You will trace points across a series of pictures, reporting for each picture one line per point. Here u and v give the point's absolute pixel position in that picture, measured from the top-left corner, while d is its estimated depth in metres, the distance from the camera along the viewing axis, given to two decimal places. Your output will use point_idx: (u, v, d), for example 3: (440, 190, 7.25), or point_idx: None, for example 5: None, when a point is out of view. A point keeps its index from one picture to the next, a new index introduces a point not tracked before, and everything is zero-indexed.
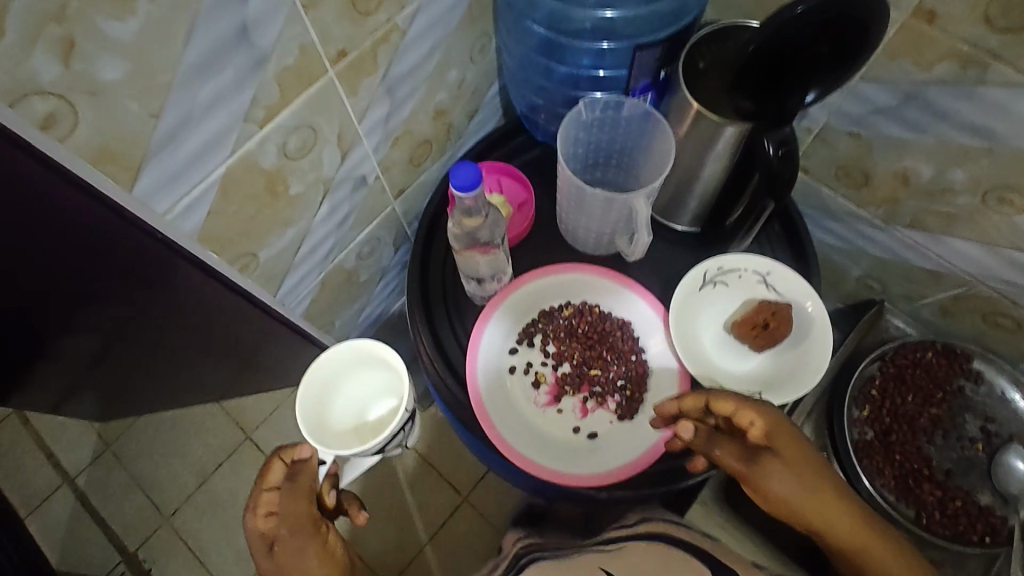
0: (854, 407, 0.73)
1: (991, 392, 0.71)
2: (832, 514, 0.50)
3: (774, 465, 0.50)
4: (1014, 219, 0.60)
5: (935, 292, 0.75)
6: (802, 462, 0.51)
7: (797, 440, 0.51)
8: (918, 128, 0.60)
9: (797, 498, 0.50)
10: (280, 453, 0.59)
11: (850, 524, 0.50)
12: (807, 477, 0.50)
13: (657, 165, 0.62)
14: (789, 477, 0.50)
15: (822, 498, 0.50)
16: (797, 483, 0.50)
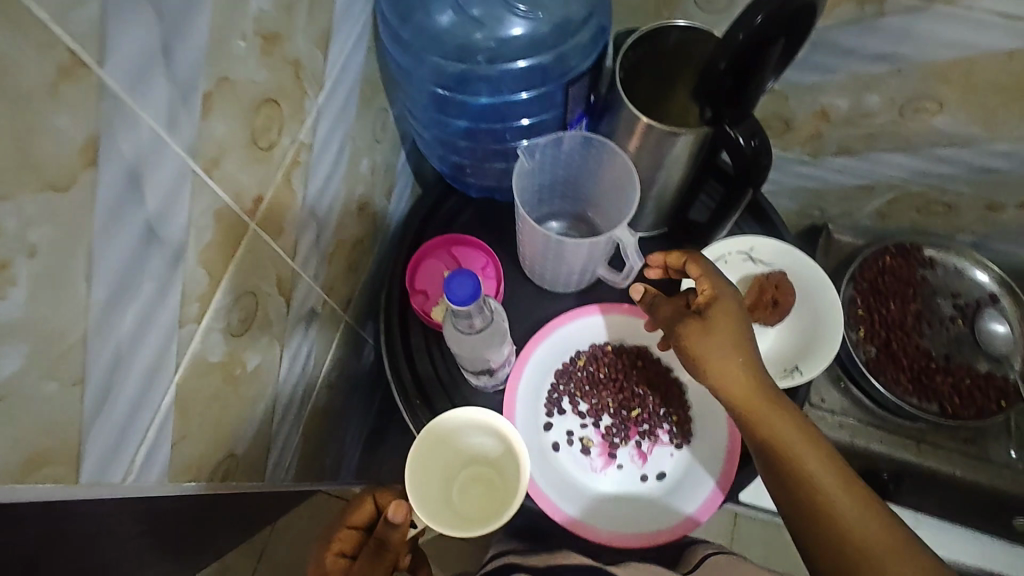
0: (851, 331, 0.77)
1: (949, 271, 0.78)
2: (766, 406, 0.44)
3: (703, 327, 0.47)
4: (931, 122, 0.64)
5: (871, 202, 0.79)
6: (735, 335, 0.46)
7: (737, 323, 0.46)
8: (828, 68, 0.61)
9: (717, 367, 0.45)
10: (374, 495, 0.50)
11: (789, 432, 0.43)
12: (740, 354, 0.45)
13: (615, 189, 0.60)
14: (707, 335, 0.46)
15: (753, 374, 0.45)
16: (718, 347, 0.45)
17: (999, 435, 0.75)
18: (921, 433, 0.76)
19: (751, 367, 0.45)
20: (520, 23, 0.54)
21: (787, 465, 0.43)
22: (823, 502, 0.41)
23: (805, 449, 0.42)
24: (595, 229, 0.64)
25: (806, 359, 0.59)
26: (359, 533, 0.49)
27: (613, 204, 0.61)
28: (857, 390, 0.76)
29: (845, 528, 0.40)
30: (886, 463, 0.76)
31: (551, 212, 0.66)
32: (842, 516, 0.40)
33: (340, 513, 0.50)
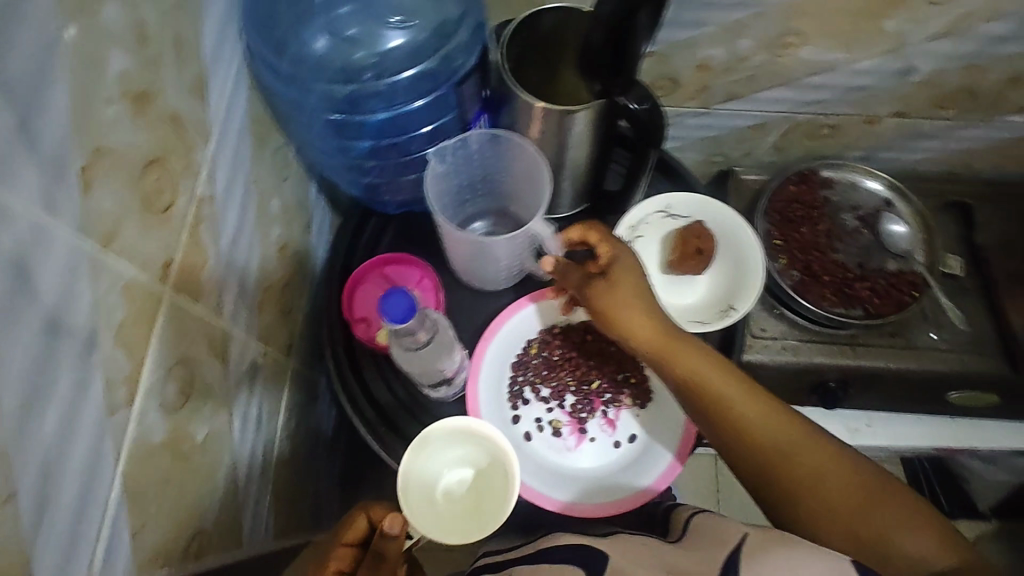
0: (774, 261, 0.82)
1: (846, 187, 0.84)
2: (678, 349, 0.50)
3: (610, 288, 0.51)
4: (799, 54, 0.69)
5: (766, 138, 0.84)
6: (639, 292, 0.52)
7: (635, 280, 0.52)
8: (699, 23, 0.65)
9: (629, 321, 0.51)
10: (367, 512, 0.49)
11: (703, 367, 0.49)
12: (646, 307, 0.51)
13: (530, 182, 0.60)
14: (616, 295, 0.51)
15: (660, 323, 0.51)
16: (628, 305, 0.51)
17: (921, 325, 0.81)
18: (856, 339, 0.81)
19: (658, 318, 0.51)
20: (397, 35, 0.55)
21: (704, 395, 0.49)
22: (740, 419, 0.48)
23: (718, 377, 0.49)
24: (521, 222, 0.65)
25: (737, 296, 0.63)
26: (357, 548, 0.48)
27: (531, 196, 0.62)
28: (791, 313, 0.81)
29: (761, 434, 0.47)
30: (832, 374, 0.82)
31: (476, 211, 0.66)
32: (759, 427, 0.47)
33: (333, 532, 0.49)
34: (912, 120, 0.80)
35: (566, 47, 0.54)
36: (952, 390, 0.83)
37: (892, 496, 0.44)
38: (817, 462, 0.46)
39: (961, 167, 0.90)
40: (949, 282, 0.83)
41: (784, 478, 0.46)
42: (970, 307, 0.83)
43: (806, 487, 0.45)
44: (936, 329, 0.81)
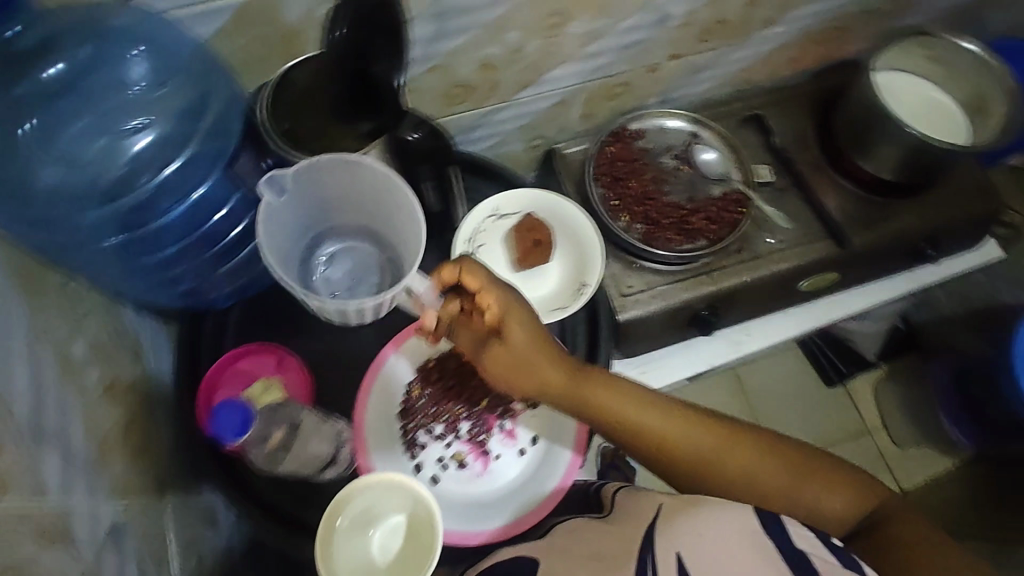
0: (618, 220, 0.86)
1: (654, 134, 0.90)
2: (582, 390, 0.53)
3: (498, 350, 0.52)
4: (567, 31, 0.72)
5: (572, 111, 0.88)
6: (530, 347, 0.52)
7: (534, 337, 0.52)
8: (464, 29, 0.66)
9: (527, 378, 0.53)
10: None
11: (612, 402, 0.53)
12: (540, 356, 0.52)
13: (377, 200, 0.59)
14: (506, 355, 0.52)
15: (561, 370, 0.53)
16: (523, 363, 0.52)
17: (756, 233, 0.89)
18: (712, 266, 0.87)
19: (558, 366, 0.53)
20: (141, 136, 0.52)
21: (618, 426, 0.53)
22: (656, 439, 0.52)
23: (642, 412, 0.53)
24: (371, 240, 0.63)
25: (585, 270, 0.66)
26: None
27: (379, 212, 0.60)
28: (649, 263, 0.86)
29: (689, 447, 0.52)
30: (701, 303, 0.87)
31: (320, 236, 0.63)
32: (677, 441, 0.52)
33: None
34: (689, 58, 0.88)
35: (321, 97, 0.55)
36: (802, 280, 0.91)
37: (813, 472, 0.52)
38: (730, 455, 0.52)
39: (744, 85, 1.00)
40: (767, 188, 0.92)
41: (705, 478, 0.52)
42: (790, 204, 0.92)
43: (724, 480, 0.52)
44: (771, 232, 0.90)
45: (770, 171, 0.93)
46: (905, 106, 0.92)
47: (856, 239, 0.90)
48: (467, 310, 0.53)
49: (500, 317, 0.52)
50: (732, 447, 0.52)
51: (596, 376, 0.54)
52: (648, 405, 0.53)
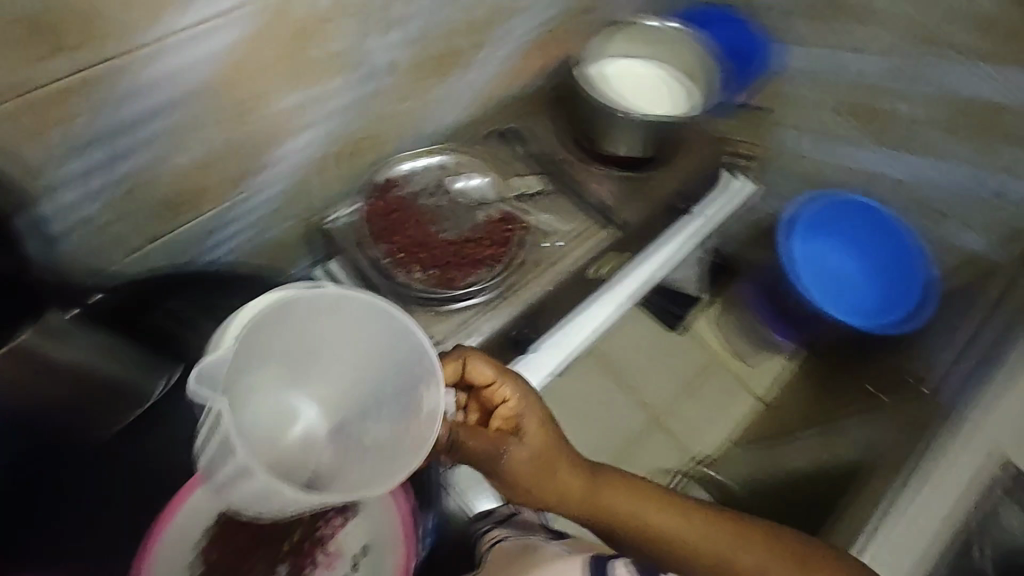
0: (401, 273, 0.85)
1: (411, 179, 0.91)
2: (597, 491, 0.65)
3: (514, 448, 0.63)
4: (271, 107, 0.68)
5: (324, 179, 0.83)
6: (551, 448, 0.64)
7: (547, 435, 0.65)
8: (143, 139, 0.59)
9: (544, 476, 0.64)
10: None
11: (619, 499, 0.65)
12: (550, 451, 0.64)
13: (351, 348, 0.58)
14: (521, 451, 0.63)
15: (575, 471, 0.65)
16: (539, 463, 0.64)
17: (537, 241, 0.92)
18: (506, 288, 0.88)
19: (573, 466, 0.66)
20: None
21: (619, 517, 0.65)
22: (652, 527, 0.64)
23: (646, 507, 0.65)
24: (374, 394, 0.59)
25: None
26: None
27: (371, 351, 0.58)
28: (443, 305, 0.85)
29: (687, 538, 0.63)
30: (510, 325, 0.88)
31: (273, 394, 0.59)
32: (671, 528, 0.63)
33: None
34: (425, 96, 0.87)
35: None
36: (590, 269, 0.96)
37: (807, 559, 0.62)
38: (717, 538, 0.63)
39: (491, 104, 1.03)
40: (533, 197, 0.96)
41: (693, 565, 0.62)
42: (561, 203, 0.97)
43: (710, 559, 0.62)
44: (550, 236, 0.93)
45: (540, 179, 0.99)
46: (628, 90, 0.99)
47: (627, 217, 0.97)
48: (463, 409, 0.67)
49: (515, 414, 0.65)
50: (712, 527, 0.64)
51: (602, 477, 0.67)
52: (642, 497, 0.66)
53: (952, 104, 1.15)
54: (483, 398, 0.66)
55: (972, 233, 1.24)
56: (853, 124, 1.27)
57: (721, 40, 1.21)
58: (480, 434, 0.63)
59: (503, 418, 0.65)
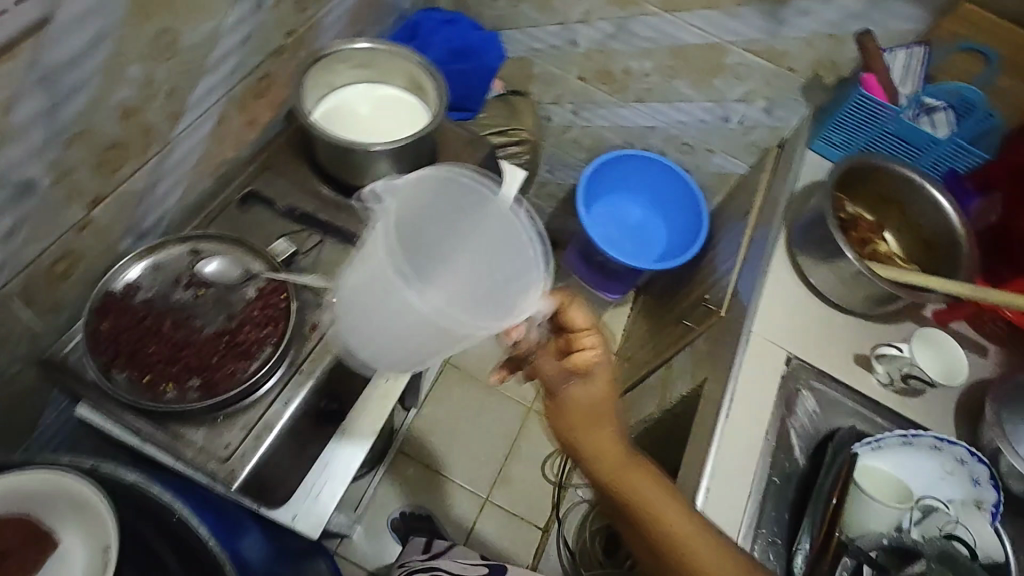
0: (163, 392, 0.75)
1: (145, 281, 0.81)
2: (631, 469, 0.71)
3: (574, 391, 0.70)
4: None
5: (29, 312, 0.74)
6: (607, 403, 0.71)
7: (608, 388, 0.71)
8: None
9: (592, 429, 0.71)
10: None
11: (642, 484, 0.71)
12: (604, 410, 0.71)
13: (487, 246, 0.63)
14: (590, 389, 0.70)
15: (615, 441, 0.72)
16: (594, 410, 0.71)
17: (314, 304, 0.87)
18: (298, 362, 0.82)
19: (615, 433, 0.73)
20: None
21: (635, 494, 0.71)
22: (658, 511, 0.70)
23: (665, 502, 0.70)
24: (506, 258, 0.63)
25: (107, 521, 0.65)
26: None
27: (506, 245, 0.63)
28: (233, 406, 0.77)
29: (684, 546, 0.68)
30: (313, 398, 0.82)
31: (397, 275, 0.60)
32: (671, 519, 0.70)
33: None
34: (124, 189, 0.78)
35: None
36: None
37: None
38: (701, 540, 0.69)
39: (223, 166, 0.95)
40: (296, 259, 0.89)
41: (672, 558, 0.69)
42: (333, 252, 0.93)
43: (687, 556, 0.68)
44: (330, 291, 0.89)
45: (306, 233, 0.93)
46: (360, 134, 0.96)
47: None
48: (549, 338, 0.69)
49: (592, 363, 0.69)
50: (706, 531, 0.70)
51: (640, 462, 0.72)
52: (659, 486, 0.72)
53: (665, 48, 1.25)
54: (572, 339, 0.68)
55: (723, 155, 1.41)
56: (603, 88, 1.40)
57: (442, 58, 1.21)
58: (558, 361, 0.70)
59: (580, 360, 0.68)
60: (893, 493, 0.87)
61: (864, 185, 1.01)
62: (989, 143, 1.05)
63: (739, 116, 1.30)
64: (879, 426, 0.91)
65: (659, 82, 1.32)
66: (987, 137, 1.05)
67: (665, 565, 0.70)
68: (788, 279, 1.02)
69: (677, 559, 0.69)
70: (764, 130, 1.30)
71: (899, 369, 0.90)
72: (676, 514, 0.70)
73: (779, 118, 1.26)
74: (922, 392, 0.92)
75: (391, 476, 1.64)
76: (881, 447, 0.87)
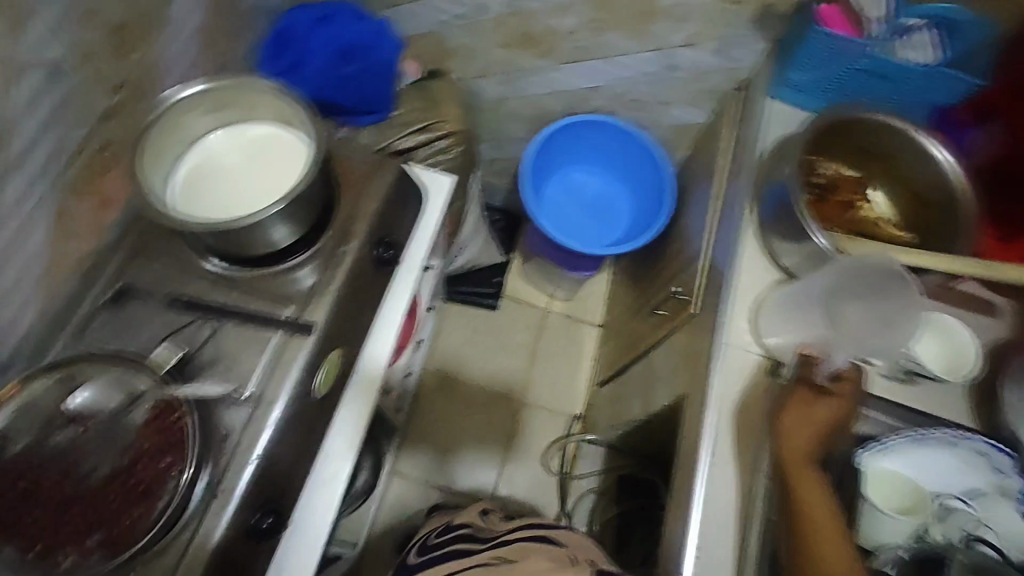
0: (60, 559, 0.66)
1: (14, 428, 0.69)
2: (807, 473, 0.72)
3: (815, 403, 0.76)
4: None
5: None
6: (827, 418, 0.75)
7: (839, 409, 0.75)
8: None
9: (795, 430, 0.75)
10: None
11: (813, 485, 0.71)
12: (818, 434, 0.74)
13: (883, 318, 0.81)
14: (814, 412, 0.75)
15: (814, 448, 0.74)
16: (806, 426, 0.75)
17: (221, 407, 0.75)
18: (216, 478, 0.72)
19: (815, 443, 0.74)
20: None
21: (799, 490, 0.71)
22: (810, 511, 0.70)
23: (825, 507, 0.70)
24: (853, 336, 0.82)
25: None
26: None
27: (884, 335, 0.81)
28: (147, 553, 0.68)
29: (821, 550, 0.67)
30: (240, 519, 0.72)
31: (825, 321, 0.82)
32: (820, 521, 0.69)
33: None
34: None
35: None
36: (311, 389, 0.80)
37: None
38: (840, 556, 0.67)
39: (86, 258, 0.81)
40: (189, 362, 0.77)
41: (798, 549, 0.69)
42: (234, 339, 0.79)
43: (817, 557, 0.67)
44: (238, 389, 0.77)
45: (198, 323, 0.79)
46: (245, 197, 0.81)
47: (319, 315, 0.82)
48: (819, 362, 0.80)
49: (846, 390, 0.76)
50: (846, 549, 0.67)
51: (821, 476, 0.72)
52: (826, 501, 0.70)
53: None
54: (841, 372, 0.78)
55: (679, 107, 1.23)
56: (530, 53, 1.20)
57: (327, 64, 1.05)
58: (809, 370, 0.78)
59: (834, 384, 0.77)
60: (908, 500, 0.78)
61: (842, 142, 0.90)
62: (971, 65, 0.91)
63: (689, 62, 1.11)
64: (884, 422, 0.80)
65: (590, 38, 1.13)
66: (968, 59, 0.90)
67: (791, 563, 0.69)
68: (762, 266, 0.92)
69: (802, 553, 0.68)
70: (720, 74, 1.12)
71: (902, 365, 0.81)
72: (833, 527, 0.68)
73: (734, 59, 1.08)
74: (920, 381, 0.82)
75: (389, 501, 1.57)
76: (888, 452, 0.77)
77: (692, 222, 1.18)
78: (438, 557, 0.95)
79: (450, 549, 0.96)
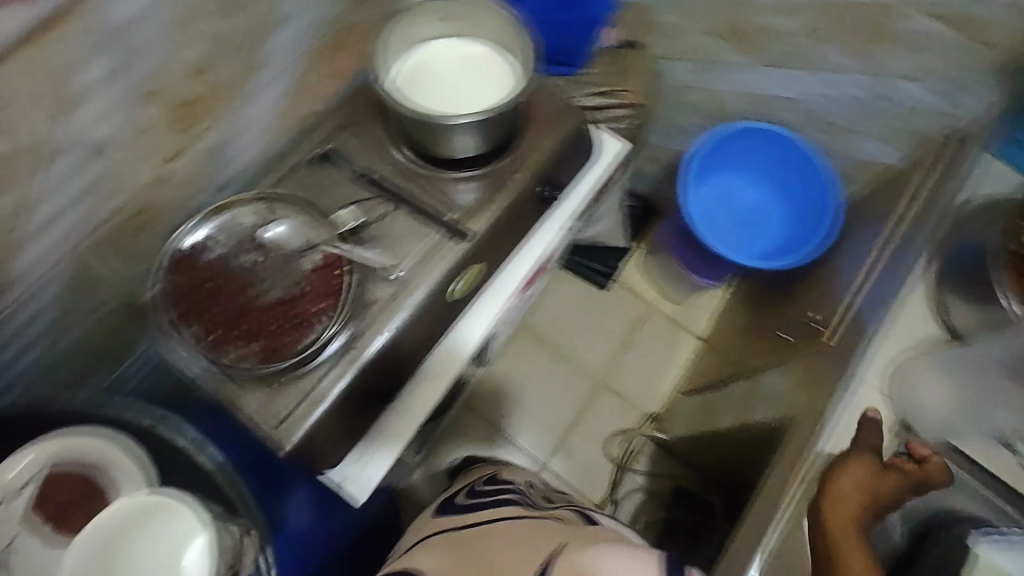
0: (221, 355, 0.78)
1: (215, 239, 0.82)
2: (847, 530, 0.78)
3: (876, 470, 0.85)
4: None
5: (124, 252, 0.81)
6: (875, 484, 0.83)
7: (892, 480, 0.84)
8: None
9: (847, 483, 0.82)
10: None
11: (851, 540, 0.77)
12: (868, 495, 0.82)
13: None
14: (871, 476, 0.84)
15: (853, 508, 0.81)
16: (861, 483, 0.83)
17: (373, 281, 0.84)
18: (354, 334, 0.82)
19: (858, 504, 0.82)
20: None
21: (831, 533, 0.79)
22: (845, 553, 0.76)
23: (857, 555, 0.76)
24: None
25: (161, 531, 0.74)
26: None
27: None
28: (284, 377, 0.79)
29: None
30: (361, 376, 0.81)
31: None
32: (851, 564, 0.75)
33: None
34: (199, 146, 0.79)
35: None
36: (449, 288, 0.87)
37: None
38: None
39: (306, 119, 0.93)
40: (358, 231, 0.86)
41: None
42: (399, 225, 0.88)
43: None
44: (392, 268, 0.85)
45: (374, 202, 0.89)
46: (449, 103, 0.88)
47: (476, 226, 0.88)
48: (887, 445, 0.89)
49: (911, 470, 0.86)
50: None
51: (859, 533, 0.79)
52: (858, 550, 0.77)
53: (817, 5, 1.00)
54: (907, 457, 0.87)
55: (874, 140, 1.17)
56: (732, 46, 1.18)
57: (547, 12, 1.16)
58: (873, 443, 0.87)
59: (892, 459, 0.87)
60: None
61: None
62: None
63: (902, 96, 1.06)
64: None
65: (800, 45, 1.09)
66: None
67: None
68: None
69: None
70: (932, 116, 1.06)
71: None
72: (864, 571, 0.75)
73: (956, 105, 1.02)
74: None
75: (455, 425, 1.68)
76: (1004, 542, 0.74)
77: (847, 259, 1.13)
78: (495, 501, 0.99)
79: (498, 499, 1.00)
